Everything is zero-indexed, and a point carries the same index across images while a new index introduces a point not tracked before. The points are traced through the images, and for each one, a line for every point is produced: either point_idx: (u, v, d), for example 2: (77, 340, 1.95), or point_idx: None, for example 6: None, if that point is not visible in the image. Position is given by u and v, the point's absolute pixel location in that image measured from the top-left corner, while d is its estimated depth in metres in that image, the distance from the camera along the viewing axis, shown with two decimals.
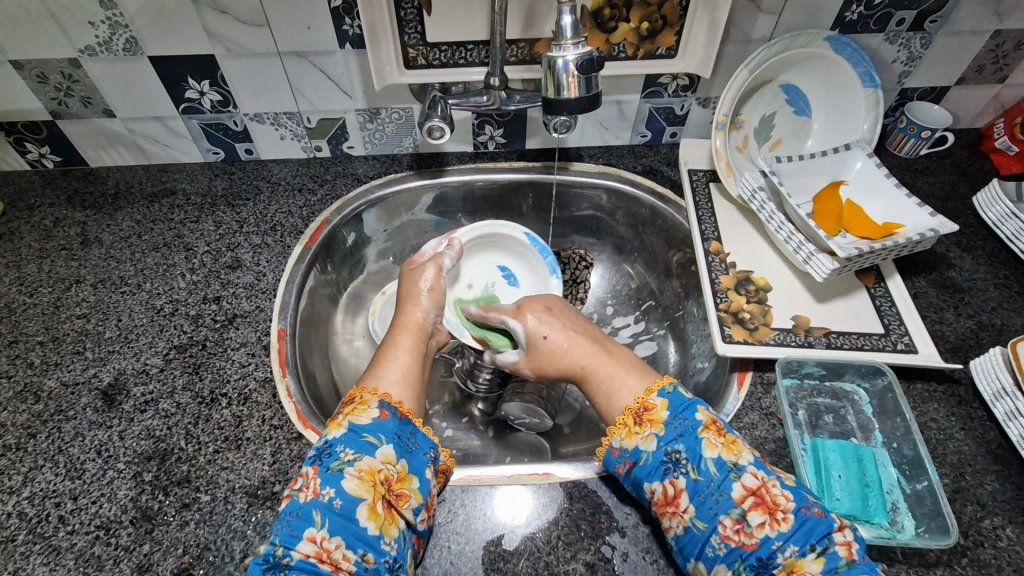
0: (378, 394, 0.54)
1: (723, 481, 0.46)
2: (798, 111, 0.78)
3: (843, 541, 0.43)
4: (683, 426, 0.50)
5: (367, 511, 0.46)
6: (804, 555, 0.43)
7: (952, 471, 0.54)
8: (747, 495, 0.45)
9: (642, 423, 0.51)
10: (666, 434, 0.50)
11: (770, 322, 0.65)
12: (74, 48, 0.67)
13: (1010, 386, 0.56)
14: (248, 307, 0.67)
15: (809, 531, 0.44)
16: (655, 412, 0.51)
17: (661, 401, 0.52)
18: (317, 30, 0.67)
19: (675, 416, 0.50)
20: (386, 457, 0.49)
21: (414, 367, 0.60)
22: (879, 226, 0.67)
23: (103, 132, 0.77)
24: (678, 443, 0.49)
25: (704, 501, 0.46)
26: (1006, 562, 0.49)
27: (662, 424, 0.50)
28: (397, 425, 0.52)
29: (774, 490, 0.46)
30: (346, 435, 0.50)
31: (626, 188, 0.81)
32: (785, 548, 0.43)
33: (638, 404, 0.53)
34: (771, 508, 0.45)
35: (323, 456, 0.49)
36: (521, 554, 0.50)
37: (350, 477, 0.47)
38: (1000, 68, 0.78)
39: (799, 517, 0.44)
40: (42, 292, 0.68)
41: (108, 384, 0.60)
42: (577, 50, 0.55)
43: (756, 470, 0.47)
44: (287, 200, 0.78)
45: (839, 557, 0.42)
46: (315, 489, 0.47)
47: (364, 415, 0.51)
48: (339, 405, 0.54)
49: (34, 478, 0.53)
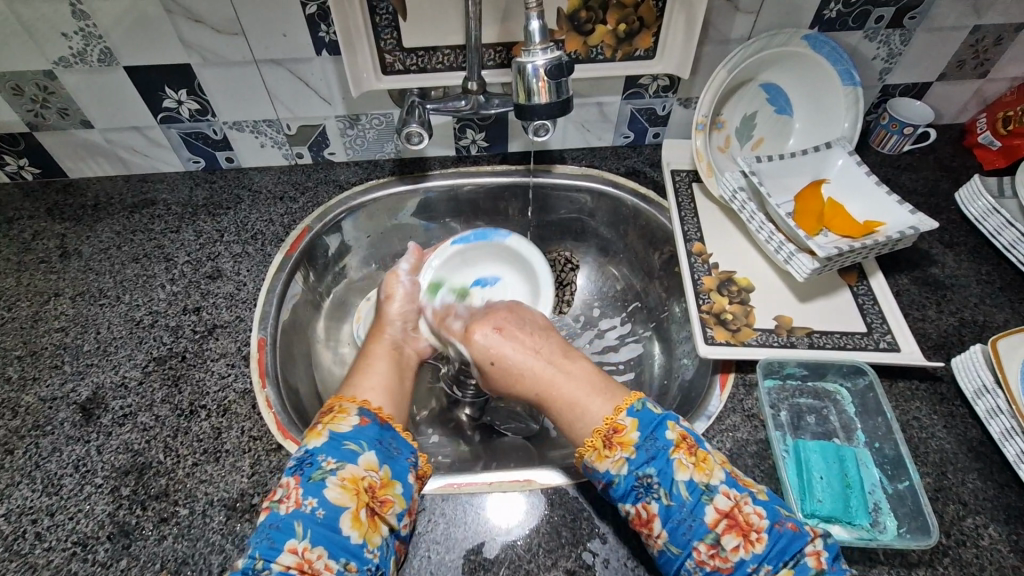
0: (357, 401, 0.54)
1: (695, 506, 0.47)
2: (779, 111, 0.78)
3: (813, 551, 0.45)
4: (655, 448, 0.49)
5: (350, 520, 0.46)
6: (775, 572, 0.45)
7: (934, 470, 0.54)
8: (720, 519, 0.46)
9: (612, 445, 0.50)
10: (637, 457, 0.49)
11: (752, 323, 0.65)
12: (48, 60, 0.66)
13: (991, 384, 0.56)
14: (228, 317, 0.67)
15: (783, 549, 0.45)
16: (626, 434, 0.50)
17: (631, 421, 0.51)
18: (293, 38, 0.67)
19: (646, 437, 0.50)
20: (369, 464, 0.49)
21: (392, 373, 0.61)
22: (860, 224, 0.67)
23: (82, 143, 0.77)
24: (649, 466, 0.48)
25: (678, 527, 0.46)
26: (988, 561, 0.49)
27: (632, 448, 0.49)
28: (377, 431, 0.52)
29: (746, 509, 0.46)
30: (329, 444, 0.49)
31: (609, 190, 0.81)
32: (758, 569, 0.45)
33: (606, 425, 0.51)
34: (744, 530, 0.46)
35: (303, 466, 0.48)
36: (501, 562, 0.50)
37: (332, 485, 0.47)
38: (981, 63, 0.78)
39: (773, 535, 0.45)
40: (21, 306, 0.67)
41: (86, 398, 0.60)
42: (547, 55, 0.54)
43: (729, 490, 0.47)
44: (268, 208, 0.78)
45: (808, 569, 0.45)
46: (297, 498, 0.46)
47: (345, 424, 0.51)
48: (316, 415, 0.54)
49: (11, 494, 0.53)
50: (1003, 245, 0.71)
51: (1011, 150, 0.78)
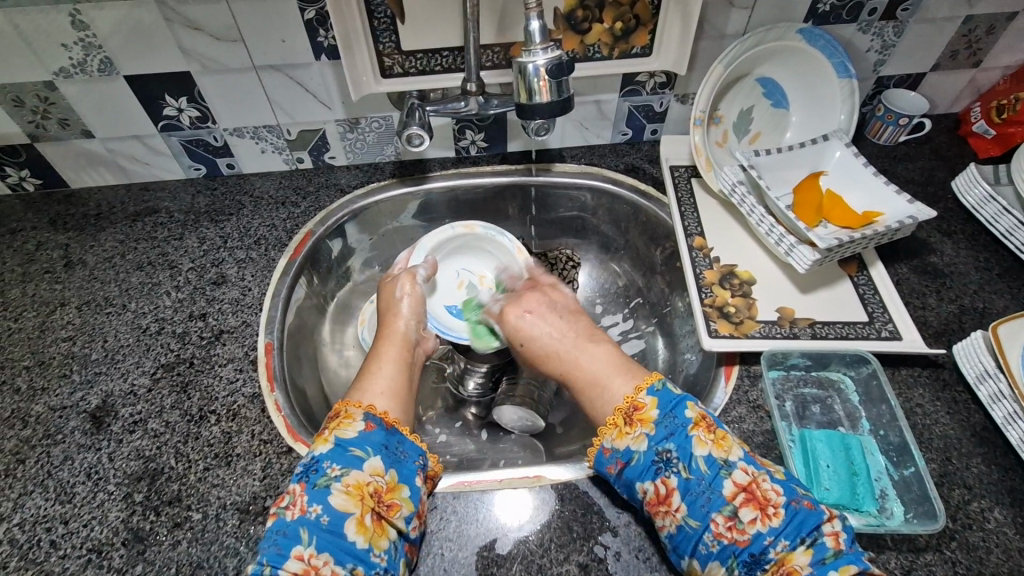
0: (363, 406, 0.54)
1: (714, 479, 0.47)
2: (776, 104, 0.78)
3: (831, 532, 0.44)
4: (674, 424, 0.50)
5: (355, 524, 0.46)
6: (794, 548, 0.44)
7: (939, 456, 0.55)
8: (738, 492, 0.46)
9: (632, 423, 0.52)
10: (656, 434, 0.50)
11: (755, 315, 0.65)
12: (48, 71, 0.66)
13: (992, 369, 0.57)
14: (234, 322, 0.67)
15: (800, 524, 0.45)
16: (646, 412, 0.52)
17: (651, 400, 0.53)
18: (291, 43, 0.67)
19: (666, 415, 0.51)
20: (374, 470, 0.49)
21: (400, 374, 0.61)
22: (859, 215, 0.68)
23: (83, 153, 0.77)
24: (668, 443, 0.49)
25: (696, 500, 0.47)
26: (995, 543, 0.50)
27: (651, 424, 0.51)
28: (383, 436, 0.52)
29: (765, 485, 0.47)
30: (334, 450, 0.50)
31: (608, 187, 0.81)
32: (776, 543, 0.44)
33: (628, 403, 0.53)
34: (761, 504, 0.46)
35: (309, 473, 0.49)
36: (514, 558, 0.50)
37: (336, 492, 0.47)
38: (974, 52, 0.78)
39: (790, 511, 0.45)
40: (27, 316, 0.68)
41: (96, 407, 0.60)
42: (547, 55, 0.55)
43: (746, 466, 0.48)
44: (270, 214, 0.78)
45: (827, 548, 0.44)
46: (302, 506, 0.46)
47: (350, 429, 0.52)
48: (323, 421, 0.54)
49: (24, 504, 0.53)
50: (1001, 232, 0.71)
51: (1006, 138, 0.79)
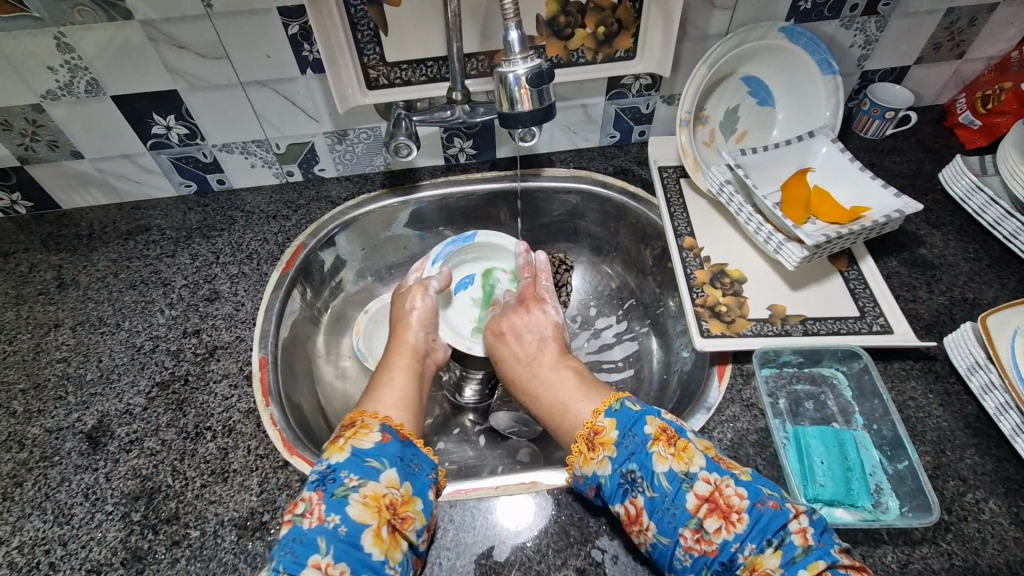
0: (378, 416, 0.55)
1: (677, 494, 0.47)
2: (761, 102, 0.79)
3: (798, 530, 0.44)
4: (634, 444, 0.50)
5: (372, 536, 0.46)
6: (762, 551, 0.44)
7: (932, 448, 0.55)
8: (701, 503, 0.46)
9: (595, 447, 0.52)
10: (618, 456, 0.50)
11: (746, 313, 0.65)
12: (35, 94, 0.67)
13: (982, 360, 0.57)
14: (228, 338, 0.68)
15: (764, 527, 0.45)
16: (606, 435, 0.52)
17: (610, 421, 0.53)
18: (277, 58, 0.68)
19: (625, 435, 0.51)
20: (390, 481, 0.50)
21: (413, 388, 0.62)
22: (847, 210, 0.68)
23: (74, 174, 0.77)
24: (630, 463, 0.49)
25: (663, 517, 0.47)
26: (990, 534, 0.50)
27: (613, 446, 0.51)
28: (399, 447, 0.53)
29: (727, 491, 0.47)
30: (351, 460, 0.50)
31: (598, 190, 0.82)
32: (743, 548, 0.44)
33: (588, 428, 0.53)
34: (725, 512, 0.46)
35: (326, 481, 0.49)
36: (511, 564, 0.50)
37: (355, 502, 0.47)
38: (956, 45, 0.79)
39: (753, 515, 0.45)
40: (22, 339, 0.68)
41: (92, 427, 0.60)
42: (527, 64, 0.55)
43: (708, 475, 0.48)
44: (262, 227, 0.79)
45: (795, 547, 0.44)
46: (320, 515, 0.46)
47: (367, 440, 0.52)
48: (337, 429, 0.54)
49: (22, 526, 0.53)
50: (989, 223, 0.72)
51: (992, 129, 0.80)
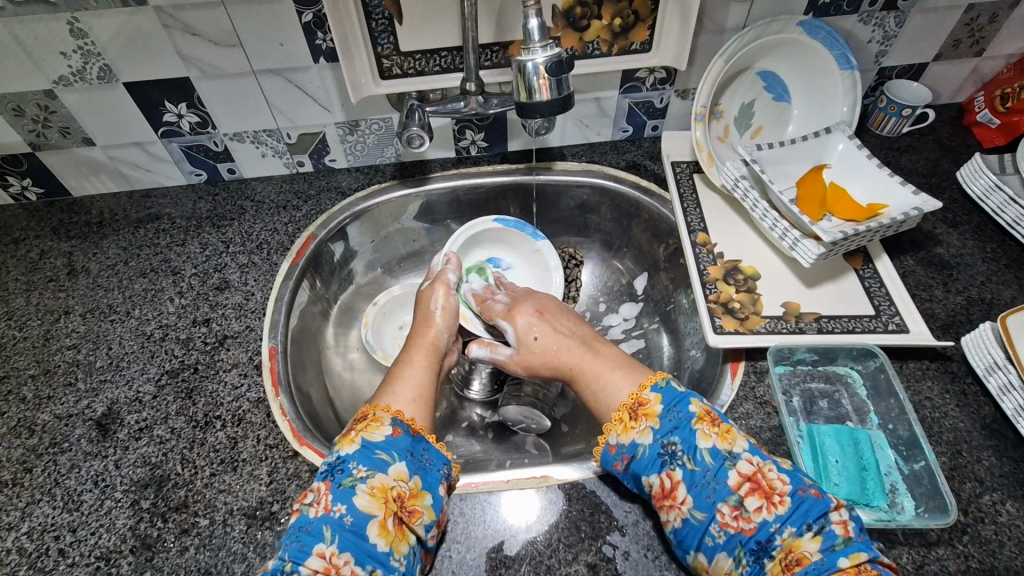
0: (391, 411, 0.54)
1: (718, 470, 0.47)
2: (777, 98, 0.78)
3: (839, 520, 0.44)
4: (677, 419, 0.51)
5: (378, 528, 0.46)
6: (801, 535, 0.44)
7: (948, 449, 0.54)
8: (743, 482, 0.47)
9: (637, 417, 0.53)
10: (661, 427, 0.51)
11: (760, 310, 0.65)
12: (48, 80, 0.67)
13: (1002, 360, 0.56)
14: (237, 327, 0.67)
15: (806, 512, 0.44)
16: (650, 407, 0.52)
17: (655, 396, 0.53)
18: (290, 47, 0.67)
19: (669, 409, 0.52)
20: (398, 475, 0.49)
21: (430, 382, 0.61)
22: (863, 207, 0.67)
23: (84, 161, 0.77)
24: (673, 435, 0.50)
25: (702, 491, 0.47)
26: (1007, 537, 0.49)
27: (657, 418, 0.52)
28: (409, 442, 0.52)
29: (770, 475, 0.47)
30: (360, 452, 0.50)
31: (610, 184, 0.81)
32: (782, 530, 0.44)
33: (632, 399, 0.54)
34: (767, 492, 0.46)
35: (335, 472, 0.49)
36: (522, 558, 0.50)
37: (362, 493, 0.47)
38: (976, 41, 0.78)
39: (795, 499, 0.45)
40: (32, 325, 0.68)
41: (102, 415, 0.60)
42: (546, 53, 0.55)
43: (752, 456, 0.48)
44: (271, 218, 0.78)
45: (835, 536, 0.43)
46: (326, 505, 0.46)
47: (377, 433, 0.51)
48: (348, 422, 0.54)
49: (33, 512, 0.53)
50: (1007, 222, 0.71)
51: (1011, 127, 0.79)
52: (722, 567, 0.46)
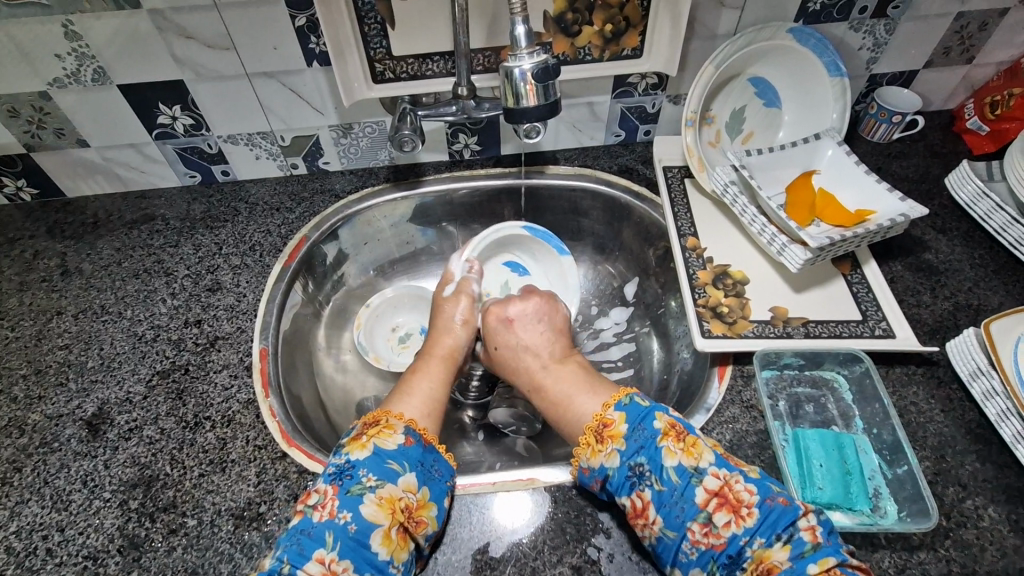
0: (403, 418, 0.54)
1: (685, 488, 0.48)
2: (768, 104, 0.79)
3: (807, 526, 0.45)
4: (643, 438, 0.51)
5: (381, 537, 0.47)
6: (770, 546, 0.45)
7: (932, 454, 0.55)
8: (710, 498, 0.47)
9: (603, 439, 0.53)
10: (628, 448, 0.51)
11: (748, 315, 0.65)
12: (43, 81, 0.67)
13: (986, 366, 0.56)
14: (229, 329, 0.68)
15: (774, 522, 0.45)
16: (615, 428, 0.53)
17: (620, 415, 0.54)
18: (283, 50, 0.68)
19: (634, 429, 0.52)
20: (408, 486, 0.50)
21: (444, 390, 0.62)
22: (851, 213, 0.68)
23: (79, 162, 0.78)
24: (640, 456, 0.50)
25: (671, 511, 0.47)
26: (989, 541, 0.49)
27: (622, 440, 0.52)
28: (420, 452, 0.52)
29: (737, 488, 0.47)
30: (371, 459, 0.50)
31: (602, 188, 0.82)
32: (751, 542, 0.45)
33: (596, 421, 0.55)
34: (734, 506, 0.46)
35: (343, 477, 0.49)
36: (508, 560, 0.50)
37: (369, 502, 0.47)
38: (966, 49, 0.78)
39: (763, 510, 0.46)
40: (24, 325, 0.68)
41: (92, 415, 0.60)
42: (533, 59, 0.55)
43: (718, 471, 0.49)
44: (265, 220, 0.79)
45: (805, 543, 0.44)
46: (332, 510, 0.47)
47: (389, 441, 0.52)
48: (360, 425, 0.54)
49: (21, 512, 0.53)
50: (994, 229, 0.71)
51: (1000, 134, 0.79)
52: None
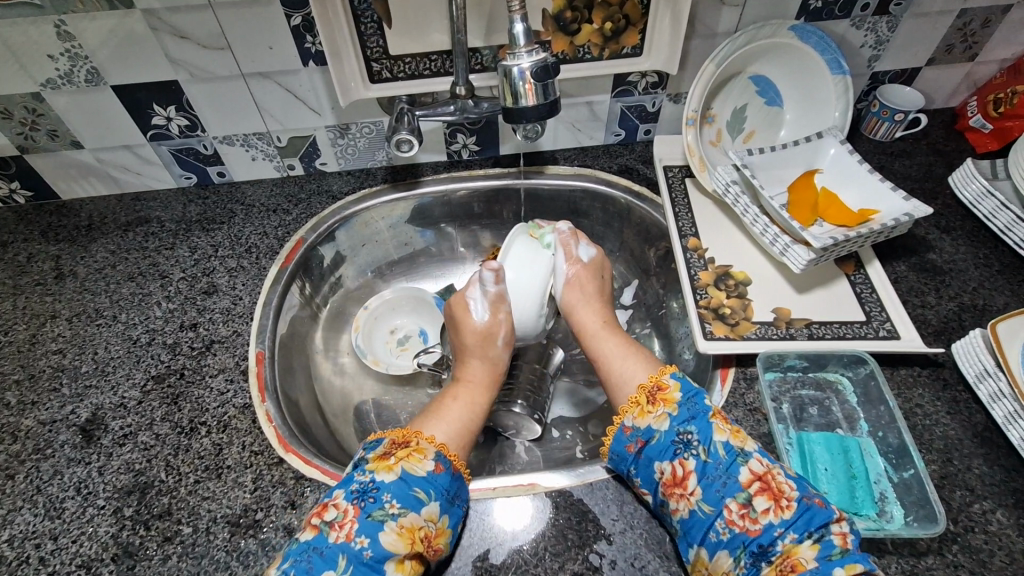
0: (434, 442, 0.54)
1: (730, 465, 0.48)
2: (769, 102, 0.78)
3: (839, 531, 0.44)
4: (695, 409, 0.52)
5: (395, 563, 0.46)
6: (800, 541, 0.44)
7: (939, 457, 0.54)
8: (754, 480, 0.47)
9: (655, 402, 0.54)
10: (679, 414, 0.52)
11: (750, 316, 0.64)
12: (35, 82, 0.66)
13: (992, 368, 0.55)
14: (225, 332, 0.67)
15: (809, 519, 0.45)
16: (669, 393, 0.53)
17: (674, 383, 0.54)
18: (279, 50, 0.67)
19: (687, 399, 0.53)
20: (430, 515, 0.49)
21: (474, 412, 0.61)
22: (855, 213, 0.67)
23: (73, 164, 0.77)
24: (690, 425, 0.51)
25: (712, 484, 0.48)
26: (998, 546, 0.49)
27: (675, 405, 0.52)
28: (448, 481, 0.51)
29: (779, 478, 0.47)
30: (397, 484, 0.49)
31: (602, 188, 0.81)
32: (785, 535, 0.45)
33: (652, 383, 0.55)
34: (776, 495, 0.46)
35: (365, 498, 0.48)
36: (508, 567, 0.50)
37: (389, 530, 0.47)
38: (969, 46, 0.78)
39: (802, 506, 0.45)
40: (18, 329, 0.67)
41: (86, 421, 0.59)
42: (532, 58, 0.54)
43: (762, 458, 0.49)
44: (261, 221, 0.78)
45: (834, 546, 0.44)
46: (349, 532, 0.46)
47: (419, 467, 0.51)
48: (389, 441, 0.53)
49: (13, 520, 0.52)
50: (999, 228, 0.70)
51: (1003, 133, 0.78)
52: (722, 565, 0.46)
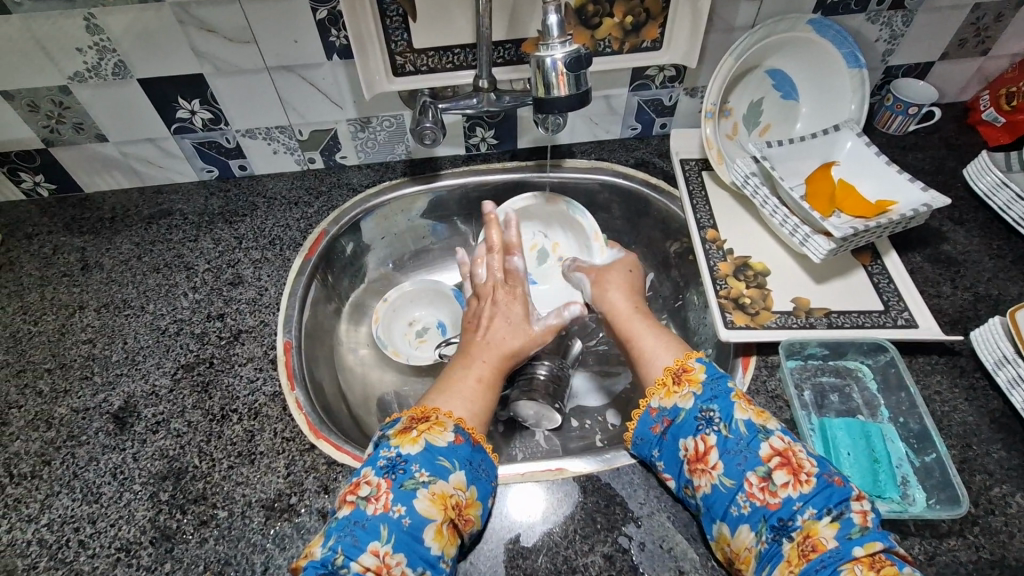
0: (452, 417, 0.55)
1: (751, 440, 0.49)
2: (785, 96, 0.79)
3: (859, 509, 0.45)
4: (720, 389, 0.53)
5: (434, 531, 0.47)
6: (820, 518, 0.44)
7: (958, 442, 0.55)
8: (774, 455, 0.48)
9: (681, 382, 0.55)
10: (703, 393, 0.53)
11: (770, 306, 0.66)
12: (63, 75, 0.67)
13: (1011, 354, 0.57)
14: (252, 322, 0.68)
15: (828, 496, 0.45)
16: (694, 373, 0.55)
17: (699, 365, 0.56)
18: (303, 44, 0.68)
19: (711, 380, 0.54)
20: (458, 483, 0.50)
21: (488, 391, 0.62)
22: (872, 204, 0.68)
23: (96, 157, 0.77)
24: (712, 403, 0.52)
25: (733, 458, 0.49)
26: (1017, 528, 0.50)
27: (699, 385, 0.54)
28: (470, 451, 0.53)
29: (799, 454, 0.48)
30: (423, 454, 0.50)
31: (619, 181, 0.82)
32: (804, 510, 0.45)
33: (676, 365, 0.57)
34: (795, 470, 0.47)
35: (396, 471, 0.49)
36: (539, 550, 0.51)
37: (422, 497, 0.48)
38: (982, 41, 0.78)
39: (822, 482, 0.46)
40: (46, 319, 0.68)
41: (119, 408, 0.60)
42: (565, 48, 0.55)
43: (783, 435, 0.50)
44: (283, 214, 0.79)
45: (853, 524, 0.44)
46: (385, 503, 0.47)
47: (441, 438, 0.52)
48: (408, 418, 0.54)
49: (52, 504, 0.53)
50: (1013, 219, 0.71)
51: (1015, 126, 0.79)
52: (743, 540, 0.46)
